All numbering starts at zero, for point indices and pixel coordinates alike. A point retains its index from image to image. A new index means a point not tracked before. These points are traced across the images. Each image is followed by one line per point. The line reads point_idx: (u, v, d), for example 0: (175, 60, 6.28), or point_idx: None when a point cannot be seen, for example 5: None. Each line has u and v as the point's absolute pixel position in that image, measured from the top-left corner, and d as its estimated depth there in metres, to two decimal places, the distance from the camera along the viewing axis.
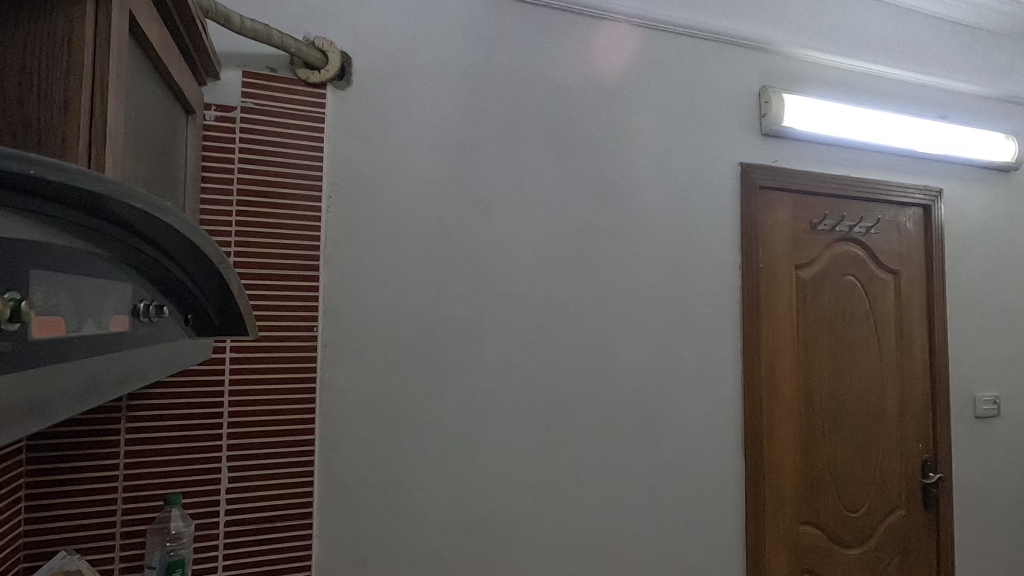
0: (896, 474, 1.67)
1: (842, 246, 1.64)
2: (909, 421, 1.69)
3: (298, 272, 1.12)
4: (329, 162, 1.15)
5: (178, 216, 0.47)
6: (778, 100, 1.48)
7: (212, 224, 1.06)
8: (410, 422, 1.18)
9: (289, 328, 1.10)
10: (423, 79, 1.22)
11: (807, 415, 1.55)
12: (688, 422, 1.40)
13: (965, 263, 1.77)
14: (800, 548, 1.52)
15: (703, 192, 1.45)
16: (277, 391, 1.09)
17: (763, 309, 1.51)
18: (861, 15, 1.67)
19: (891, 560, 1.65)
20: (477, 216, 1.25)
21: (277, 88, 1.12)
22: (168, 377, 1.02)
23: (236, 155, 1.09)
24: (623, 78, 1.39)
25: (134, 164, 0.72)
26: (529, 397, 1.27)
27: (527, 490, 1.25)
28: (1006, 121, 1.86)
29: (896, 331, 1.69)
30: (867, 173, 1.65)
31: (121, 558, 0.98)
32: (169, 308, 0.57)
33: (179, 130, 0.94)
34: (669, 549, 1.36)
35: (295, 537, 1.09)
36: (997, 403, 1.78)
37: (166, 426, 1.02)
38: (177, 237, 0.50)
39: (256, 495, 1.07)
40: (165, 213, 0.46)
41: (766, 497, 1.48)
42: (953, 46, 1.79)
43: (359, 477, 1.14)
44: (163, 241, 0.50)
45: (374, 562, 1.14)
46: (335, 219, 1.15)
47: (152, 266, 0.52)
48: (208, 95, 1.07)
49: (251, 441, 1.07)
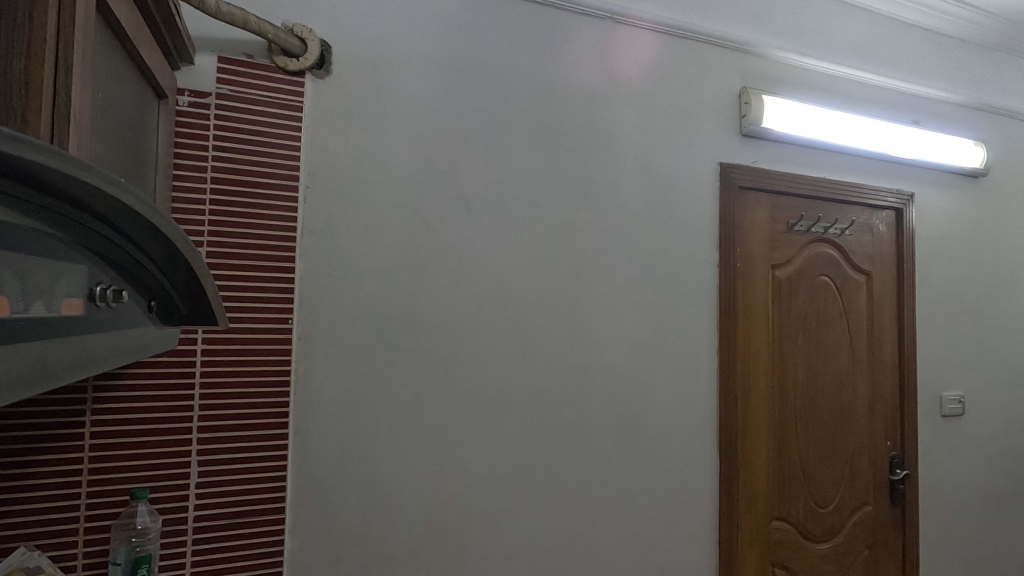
0: (865, 471, 1.71)
1: (817, 247, 1.67)
2: (878, 419, 1.73)
3: (274, 264, 1.10)
4: (307, 152, 1.13)
5: (136, 196, 0.46)
6: (758, 100, 1.50)
7: (184, 212, 1.04)
8: (387, 417, 1.17)
9: (264, 320, 1.08)
10: (404, 70, 1.21)
11: (780, 413, 1.58)
12: (664, 418, 1.41)
13: (934, 265, 1.81)
14: (771, 543, 1.55)
15: (684, 191, 1.46)
16: (249, 384, 1.07)
17: (740, 308, 1.52)
18: (839, 19, 1.69)
19: (859, 554, 1.69)
20: (458, 211, 1.24)
21: (254, 76, 1.10)
22: (135, 369, 0.99)
23: (211, 142, 1.06)
24: (606, 76, 1.39)
25: (99, 146, 0.69)
26: (508, 394, 1.26)
27: (504, 487, 1.25)
28: (975, 128, 1.91)
29: (868, 331, 1.73)
30: (843, 175, 1.68)
31: (85, 554, 0.95)
32: (130, 293, 0.55)
33: (150, 114, 0.92)
34: (644, 546, 1.38)
35: (267, 533, 1.07)
36: (962, 402, 1.83)
37: (134, 419, 0.99)
38: (136, 218, 0.48)
39: (227, 490, 1.04)
40: (121, 190, 0.44)
41: (740, 493, 1.50)
42: (926, 54, 1.83)
43: (334, 473, 1.13)
44: (122, 222, 0.48)
45: (348, 559, 1.13)
46: (312, 210, 1.13)
47: (111, 250, 0.51)
48: (182, 80, 1.04)
49: (222, 435, 1.05)
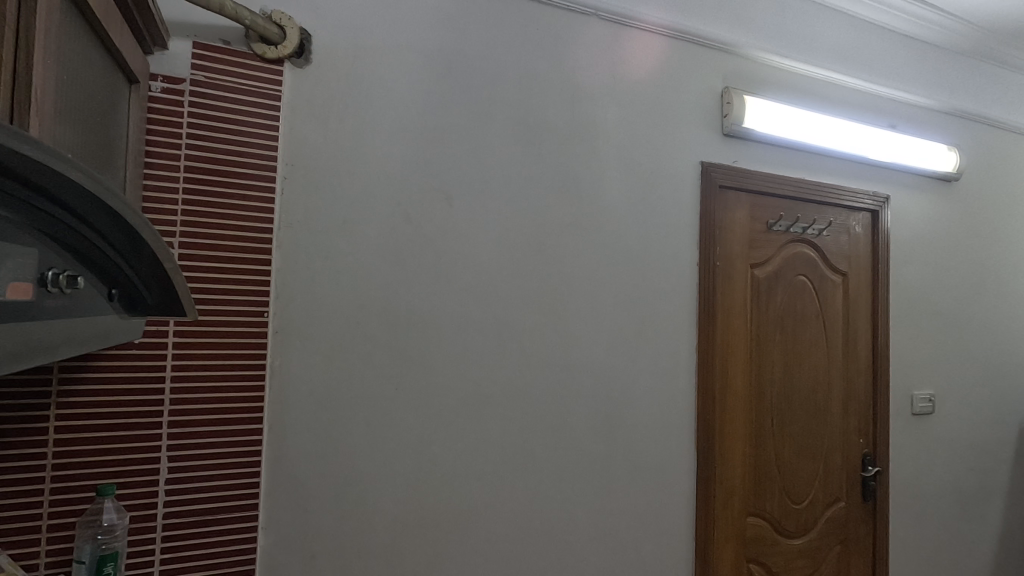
0: (838, 468, 1.74)
1: (796, 247, 1.69)
2: (852, 417, 1.76)
3: (250, 256, 1.07)
4: (285, 142, 1.11)
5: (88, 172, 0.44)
6: (739, 100, 1.51)
7: (156, 202, 1.01)
8: (364, 413, 1.15)
9: (238, 313, 1.06)
10: (385, 61, 1.19)
11: (757, 411, 1.60)
12: (643, 414, 1.42)
13: (908, 267, 1.85)
14: (746, 539, 1.57)
15: (666, 189, 1.47)
16: (222, 378, 1.05)
17: (719, 306, 1.54)
18: (820, 21, 1.71)
19: (831, 549, 1.72)
20: (439, 205, 1.23)
21: (231, 63, 1.07)
22: (103, 362, 0.96)
23: (184, 129, 1.03)
24: (590, 72, 1.39)
25: (64, 129, 0.67)
26: (487, 390, 1.26)
27: (483, 483, 1.25)
28: (949, 133, 1.95)
29: (843, 330, 1.76)
30: (822, 176, 1.71)
31: (48, 552, 0.92)
32: (87, 279, 0.53)
33: (121, 99, 0.89)
34: (621, 543, 1.38)
35: (239, 529, 1.05)
36: (932, 401, 1.87)
37: (101, 413, 0.96)
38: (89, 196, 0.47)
39: (198, 487, 1.02)
40: (67, 165, 0.43)
41: (717, 489, 1.52)
42: (904, 59, 1.87)
43: (309, 469, 1.11)
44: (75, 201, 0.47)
45: (323, 557, 1.11)
46: (290, 201, 1.11)
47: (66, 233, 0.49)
48: (155, 64, 1.01)
49: (194, 430, 1.02)
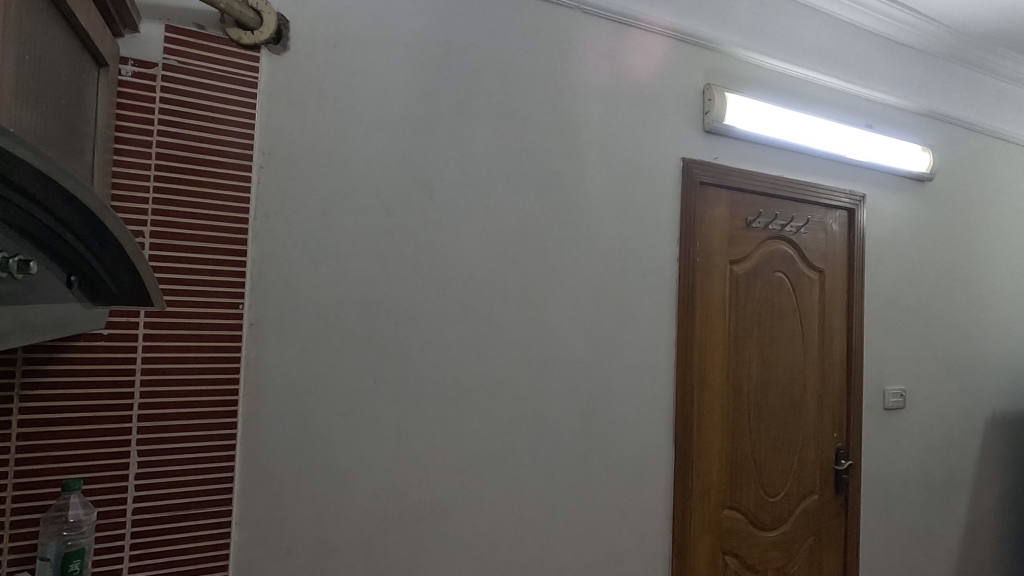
0: (812, 461, 1.77)
1: (774, 244, 1.71)
2: (827, 411, 1.79)
3: (224, 247, 1.05)
4: (261, 131, 1.08)
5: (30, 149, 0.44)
6: (721, 98, 1.52)
7: (126, 189, 0.98)
8: (342, 408, 1.14)
9: (211, 304, 1.04)
10: (366, 49, 1.17)
11: (734, 406, 1.62)
12: (622, 408, 1.42)
13: (882, 264, 1.89)
14: (722, 531, 1.59)
15: (647, 184, 1.47)
16: (195, 371, 1.02)
17: (698, 302, 1.55)
18: (800, 20, 1.73)
19: (805, 541, 1.75)
20: (420, 198, 1.21)
21: (205, 48, 1.04)
22: (69, 354, 0.94)
23: (157, 116, 1.00)
24: (572, 66, 1.38)
25: (26, 113, 0.65)
26: (467, 383, 1.25)
27: (462, 476, 1.24)
28: (923, 133, 1.99)
29: (819, 326, 1.79)
30: (801, 175, 1.73)
31: (11, 549, 0.89)
32: (37, 263, 0.53)
33: (87, 81, 0.85)
34: (599, 536, 1.39)
35: (211, 525, 1.03)
36: (903, 396, 1.92)
37: (67, 407, 0.93)
38: (32, 173, 0.47)
39: (169, 482, 1.00)
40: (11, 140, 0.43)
41: (694, 482, 1.53)
42: (881, 59, 1.90)
43: (285, 463, 1.09)
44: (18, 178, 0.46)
45: (299, 552, 1.10)
46: (267, 191, 1.09)
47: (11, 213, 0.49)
48: (125, 47, 0.98)
49: (166, 423, 1.00)
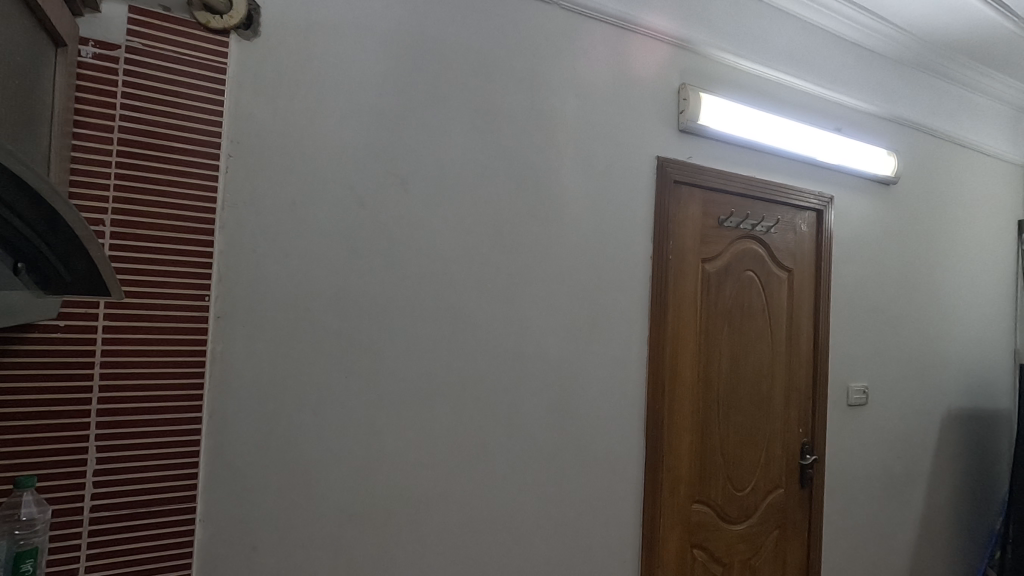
0: (778, 456, 1.81)
1: (745, 243, 1.74)
2: (793, 408, 1.84)
3: (189, 237, 1.02)
4: (230, 118, 1.06)
5: None
6: (695, 98, 1.54)
7: (85, 175, 0.94)
8: (311, 402, 1.12)
9: (175, 295, 1.01)
10: (339, 38, 1.15)
11: (704, 401, 1.64)
12: (594, 403, 1.44)
13: (848, 265, 1.94)
14: (690, 525, 1.62)
15: (621, 182, 1.48)
16: (157, 364, 0.99)
17: (670, 299, 1.57)
18: (773, 24, 1.76)
19: (770, 534, 1.79)
20: (394, 191, 1.20)
21: (171, 30, 1.00)
22: (23, 346, 0.90)
23: (120, 99, 0.97)
24: (549, 62, 1.38)
25: None
26: (439, 378, 1.25)
27: (433, 471, 1.24)
28: (888, 138, 2.05)
29: (787, 325, 1.83)
30: (772, 175, 1.76)
31: None
32: None
33: (44, 63, 0.82)
34: (570, 529, 1.40)
35: (173, 522, 1.00)
36: (866, 393, 1.98)
37: (21, 400, 0.90)
38: None
39: (129, 479, 0.97)
40: None
41: (663, 477, 1.56)
42: (850, 65, 1.95)
43: (252, 460, 1.07)
44: None
45: (265, 549, 1.08)
46: (235, 181, 1.06)
47: None
48: (85, 28, 0.94)
49: (127, 419, 0.97)
